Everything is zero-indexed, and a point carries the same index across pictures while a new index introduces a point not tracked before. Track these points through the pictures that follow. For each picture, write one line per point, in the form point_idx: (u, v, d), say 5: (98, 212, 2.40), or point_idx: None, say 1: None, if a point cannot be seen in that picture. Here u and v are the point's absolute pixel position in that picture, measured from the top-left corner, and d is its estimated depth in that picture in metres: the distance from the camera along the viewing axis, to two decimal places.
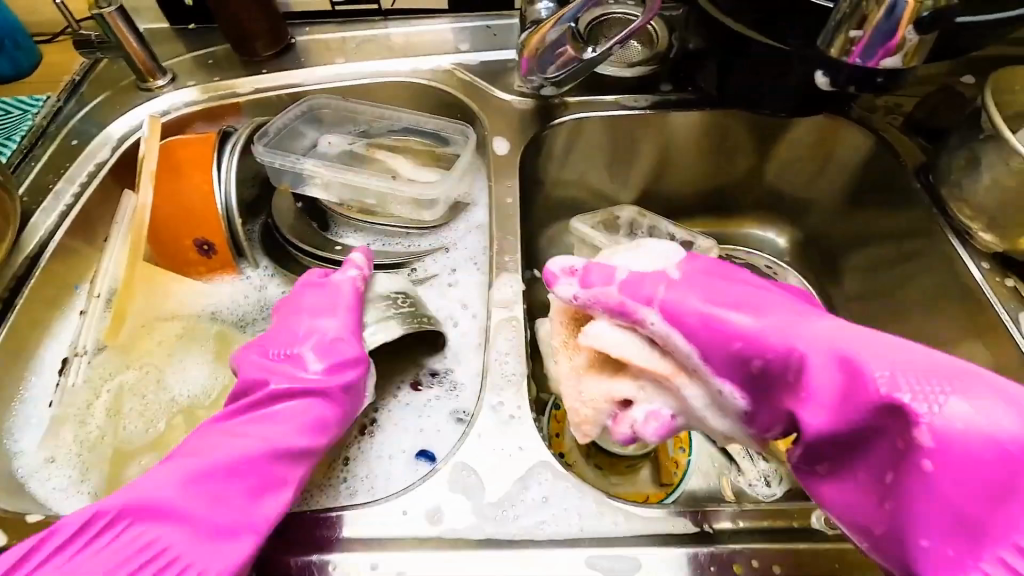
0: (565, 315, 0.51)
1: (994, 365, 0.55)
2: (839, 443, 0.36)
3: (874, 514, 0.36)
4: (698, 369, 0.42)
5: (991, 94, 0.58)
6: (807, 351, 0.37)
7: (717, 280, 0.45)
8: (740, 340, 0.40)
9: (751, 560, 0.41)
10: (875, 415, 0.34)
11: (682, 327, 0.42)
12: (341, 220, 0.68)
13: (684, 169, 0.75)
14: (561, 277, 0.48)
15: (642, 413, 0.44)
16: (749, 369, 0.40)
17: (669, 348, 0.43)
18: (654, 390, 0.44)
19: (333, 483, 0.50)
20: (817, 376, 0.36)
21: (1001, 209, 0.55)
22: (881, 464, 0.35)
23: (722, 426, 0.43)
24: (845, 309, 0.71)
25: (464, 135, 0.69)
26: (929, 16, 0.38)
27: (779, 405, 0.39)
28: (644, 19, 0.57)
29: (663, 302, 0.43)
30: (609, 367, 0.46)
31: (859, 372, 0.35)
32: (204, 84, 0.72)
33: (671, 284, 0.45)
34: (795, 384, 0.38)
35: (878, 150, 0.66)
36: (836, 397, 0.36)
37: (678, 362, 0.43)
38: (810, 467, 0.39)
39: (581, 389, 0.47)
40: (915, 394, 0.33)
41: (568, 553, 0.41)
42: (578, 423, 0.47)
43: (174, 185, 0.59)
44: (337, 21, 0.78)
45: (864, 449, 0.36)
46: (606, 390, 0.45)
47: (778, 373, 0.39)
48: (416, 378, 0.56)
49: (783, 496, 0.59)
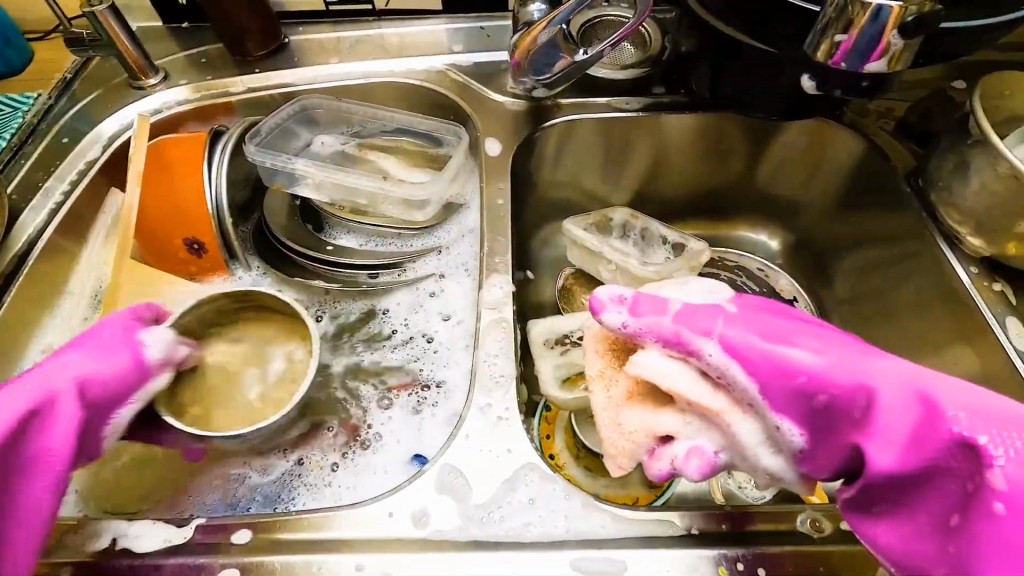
0: (605, 343, 0.48)
1: (982, 368, 0.55)
2: (903, 483, 0.37)
3: (932, 554, 0.36)
4: (756, 405, 0.41)
5: (980, 99, 0.58)
6: (877, 390, 0.38)
7: (772, 315, 0.43)
8: (805, 376, 0.39)
9: (736, 563, 0.41)
10: (948, 456, 0.35)
11: (745, 362, 0.41)
12: (333, 219, 0.68)
13: (677, 171, 0.75)
14: (611, 305, 0.45)
15: (683, 449, 0.42)
16: (813, 405, 0.39)
17: (725, 382, 0.41)
18: (701, 425, 0.42)
19: (325, 486, 0.51)
20: (888, 416, 0.37)
21: (989, 213, 0.56)
22: (944, 506, 0.36)
23: (776, 466, 0.42)
24: (836, 313, 0.72)
25: (457, 135, 0.69)
26: (914, 21, 0.38)
27: (841, 443, 0.39)
28: (634, 22, 0.57)
29: (722, 334, 0.42)
30: (654, 400, 0.44)
31: (935, 412, 0.36)
32: (196, 83, 0.71)
33: (729, 317, 0.43)
34: (861, 422, 0.38)
35: (869, 154, 0.66)
36: (908, 436, 0.36)
37: (733, 397, 0.41)
38: (865, 507, 0.39)
39: (621, 421, 0.44)
40: (992, 437, 0.34)
41: (554, 555, 0.41)
42: (613, 455, 0.45)
43: (164, 184, 0.59)
44: (331, 21, 0.78)
45: (926, 489, 0.36)
46: (649, 424, 0.43)
47: (842, 410, 0.39)
48: (407, 381, 0.57)
49: (772, 499, 0.58)
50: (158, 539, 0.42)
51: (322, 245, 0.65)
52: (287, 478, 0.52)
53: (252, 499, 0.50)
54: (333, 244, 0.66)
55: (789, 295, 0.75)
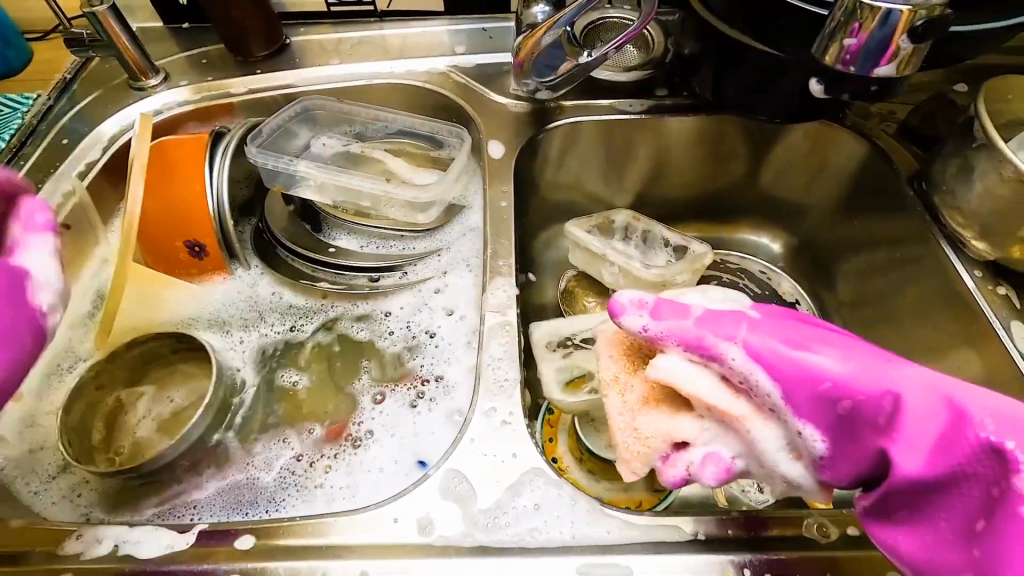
0: (620, 347, 0.46)
1: (986, 372, 0.55)
2: (928, 488, 0.36)
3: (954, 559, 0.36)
4: (779, 411, 0.40)
5: (984, 103, 0.58)
6: (902, 396, 0.37)
7: (793, 320, 0.43)
8: (829, 382, 0.39)
9: (743, 568, 0.41)
10: (975, 461, 0.35)
11: (770, 368, 0.40)
12: (333, 221, 0.67)
13: (679, 173, 0.75)
14: (630, 308, 0.43)
15: (700, 455, 0.41)
16: (838, 411, 0.39)
17: (748, 388, 0.40)
18: (720, 431, 0.41)
19: (324, 488, 0.50)
20: (914, 421, 0.37)
21: (994, 217, 0.55)
22: (969, 511, 0.35)
23: (795, 473, 0.41)
24: (839, 315, 0.72)
25: (459, 137, 0.68)
26: (923, 25, 0.38)
27: (864, 448, 0.38)
28: (639, 24, 0.56)
29: (746, 339, 0.41)
30: (670, 405, 0.43)
31: (962, 418, 0.36)
32: (197, 84, 0.71)
33: (751, 322, 0.42)
34: (886, 427, 0.38)
35: (872, 157, 0.66)
36: (934, 443, 0.36)
37: (755, 404, 0.40)
38: (885, 511, 0.39)
39: (636, 426, 0.43)
40: (1020, 442, 0.34)
41: (560, 561, 0.40)
42: (627, 461, 0.43)
43: (165, 187, 0.58)
44: (333, 22, 0.77)
45: (949, 494, 0.36)
46: (666, 429, 0.42)
47: (867, 416, 0.38)
48: (406, 382, 0.56)
49: (776, 503, 0.59)
50: (160, 546, 0.41)
51: (324, 247, 0.65)
52: (287, 481, 0.51)
53: (254, 503, 0.50)
54: (333, 246, 0.66)
55: (791, 298, 0.75)
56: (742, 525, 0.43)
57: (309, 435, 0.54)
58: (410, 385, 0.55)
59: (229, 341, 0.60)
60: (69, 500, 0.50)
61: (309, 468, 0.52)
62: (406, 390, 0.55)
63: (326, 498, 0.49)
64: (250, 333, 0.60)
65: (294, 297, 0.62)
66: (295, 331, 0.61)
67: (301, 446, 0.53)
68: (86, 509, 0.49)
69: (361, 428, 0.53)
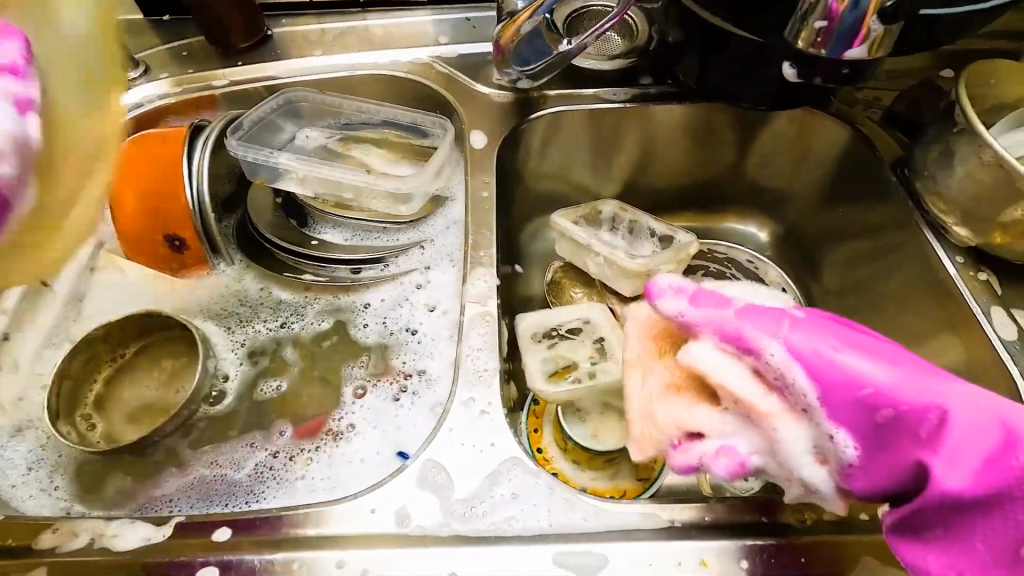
0: (651, 329, 0.47)
1: (968, 359, 0.55)
2: (965, 508, 0.36)
3: None
4: (812, 409, 0.39)
5: (966, 88, 0.57)
6: (948, 409, 0.37)
7: (835, 322, 0.42)
8: (871, 388, 0.38)
9: (720, 556, 0.41)
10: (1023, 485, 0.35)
11: (809, 368, 0.39)
12: (319, 215, 0.67)
13: (665, 163, 0.75)
14: (667, 292, 0.43)
15: (713, 447, 0.40)
16: (876, 419, 0.38)
17: (783, 386, 0.39)
18: (741, 425, 0.40)
19: (304, 481, 0.50)
20: (959, 438, 0.36)
21: (975, 203, 0.55)
22: (1006, 533, 0.35)
23: (817, 479, 0.40)
24: (823, 303, 0.72)
25: (442, 128, 0.68)
26: (891, 6, 0.38)
27: (901, 457, 0.38)
28: (617, 11, 0.56)
29: (787, 337, 0.40)
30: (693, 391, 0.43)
31: (1014, 443, 0.36)
32: (177, 76, 0.70)
33: (796, 321, 0.41)
34: (927, 439, 0.37)
35: (857, 144, 0.66)
36: (980, 463, 0.36)
37: (787, 403, 0.39)
38: (915, 533, 0.38)
39: (654, 413, 0.43)
40: None
41: (537, 549, 0.41)
42: (640, 440, 0.44)
43: (143, 180, 0.57)
44: (315, 13, 0.77)
45: (987, 517, 0.36)
46: (680, 417, 0.42)
47: (907, 426, 0.38)
48: (388, 373, 0.56)
49: (760, 491, 0.59)
50: (136, 538, 0.41)
51: (308, 240, 0.65)
52: (267, 471, 0.51)
53: (235, 496, 0.50)
54: (318, 239, 0.65)
55: (778, 287, 0.75)
56: (720, 511, 0.43)
57: (292, 428, 0.54)
58: (392, 377, 0.55)
59: (220, 336, 0.59)
60: (45, 492, 0.49)
61: (290, 460, 0.52)
62: (388, 382, 0.55)
63: (304, 491, 0.49)
64: (244, 328, 0.59)
65: (283, 292, 0.62)
66: (286, 327, 0.60)
67: (281, 444, 0.53)
68: (65, 502, 0.49)
69: (341, 425, 0.53)
